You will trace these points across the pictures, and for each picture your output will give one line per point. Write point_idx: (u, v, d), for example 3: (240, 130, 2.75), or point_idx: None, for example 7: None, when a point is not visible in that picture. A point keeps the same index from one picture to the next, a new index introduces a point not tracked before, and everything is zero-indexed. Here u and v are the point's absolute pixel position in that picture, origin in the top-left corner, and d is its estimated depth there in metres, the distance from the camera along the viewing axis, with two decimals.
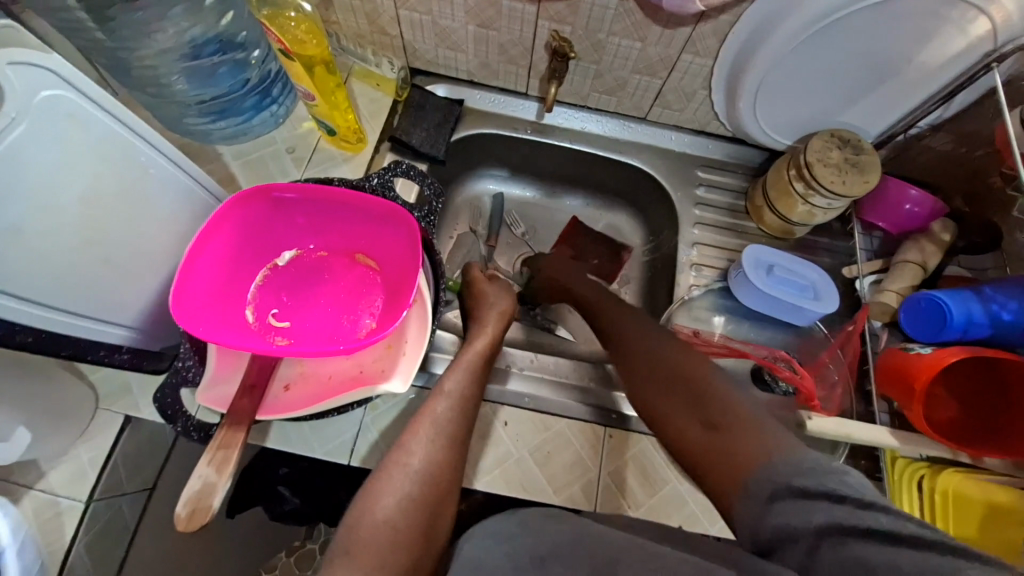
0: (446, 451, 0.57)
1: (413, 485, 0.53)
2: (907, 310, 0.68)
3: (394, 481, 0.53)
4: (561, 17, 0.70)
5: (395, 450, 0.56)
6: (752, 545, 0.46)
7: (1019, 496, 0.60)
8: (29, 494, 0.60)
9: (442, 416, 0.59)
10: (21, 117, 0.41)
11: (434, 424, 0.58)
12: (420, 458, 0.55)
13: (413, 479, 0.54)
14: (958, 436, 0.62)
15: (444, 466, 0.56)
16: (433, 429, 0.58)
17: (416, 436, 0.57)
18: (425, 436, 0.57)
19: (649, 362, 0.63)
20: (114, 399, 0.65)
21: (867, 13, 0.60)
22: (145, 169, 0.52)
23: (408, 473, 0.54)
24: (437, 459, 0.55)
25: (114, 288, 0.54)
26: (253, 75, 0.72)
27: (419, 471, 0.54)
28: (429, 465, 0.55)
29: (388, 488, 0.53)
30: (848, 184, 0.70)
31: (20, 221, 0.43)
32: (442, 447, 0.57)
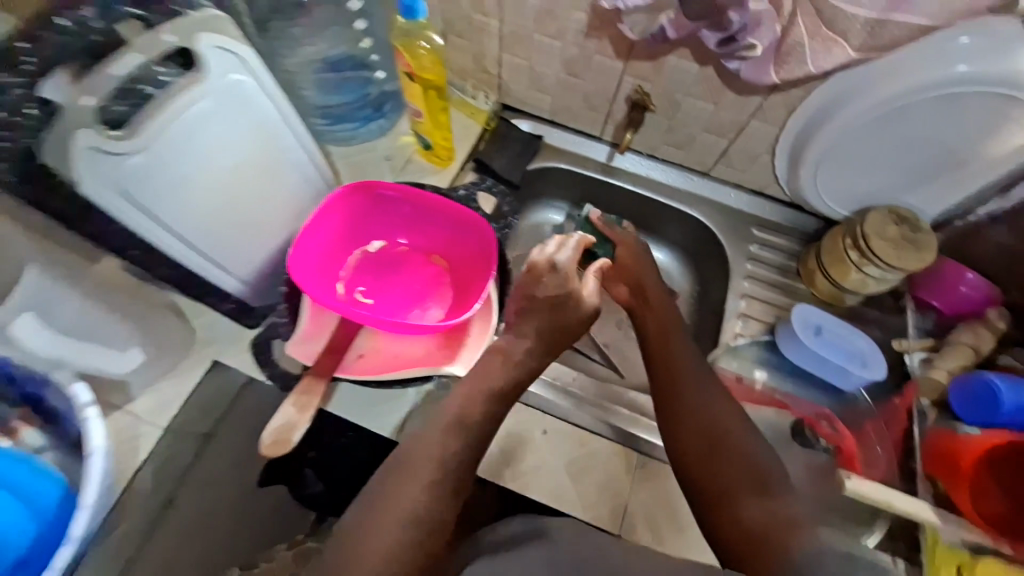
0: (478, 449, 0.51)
1: (436, 477, 0.48)
2: (958, 390, 0.67)
3: (419, 470, 0.49)
4: (645, 75, 0.78)
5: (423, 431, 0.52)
6: None
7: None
8: (114, 414, 0.69)
9: (477, 404, 0.52)
10: (209, 93, 0.51)
11: (468, 413, 0.51)
12: (438, 444, 0.50)
13: (437, 469, 0.49)
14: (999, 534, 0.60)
15: (468, 461, 0.50)
16: (463, 420, 0.51)
17: (444, 423, 0.51)
18: (450, 418, 0.51)
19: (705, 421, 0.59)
20: (203, 346, 0.72)
21: (931, 104, 0.65)
22: (284, 150, 0.62)
23: (430, 461, 0.49)
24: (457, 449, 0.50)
25: (237, 246, 0.63)
26: (373, 91, 0.84)
27: (440, 462, 0.49)
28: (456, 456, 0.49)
29: (411, 477, 0.48)
30: (904, 259, 0.73)
31: (188, 173, 0.53)
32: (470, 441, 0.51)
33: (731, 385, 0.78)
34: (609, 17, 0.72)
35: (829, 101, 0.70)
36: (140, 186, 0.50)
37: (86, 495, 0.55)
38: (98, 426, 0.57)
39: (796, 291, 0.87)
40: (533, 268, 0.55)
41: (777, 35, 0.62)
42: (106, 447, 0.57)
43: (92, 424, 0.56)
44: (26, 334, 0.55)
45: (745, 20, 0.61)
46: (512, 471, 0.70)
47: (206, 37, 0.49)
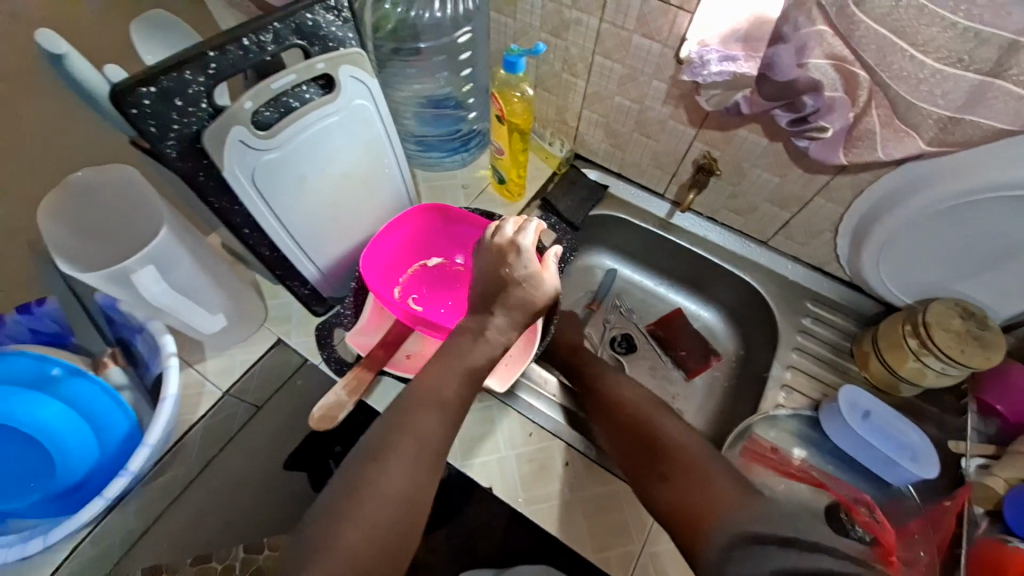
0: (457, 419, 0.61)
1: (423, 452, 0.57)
2: (1015, 502, 0.65)
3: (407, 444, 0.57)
4: (714, 143, 0.84)
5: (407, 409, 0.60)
6: None
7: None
8: (188, 368, 0.78)
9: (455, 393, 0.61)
10: (339, 112, 0.61)
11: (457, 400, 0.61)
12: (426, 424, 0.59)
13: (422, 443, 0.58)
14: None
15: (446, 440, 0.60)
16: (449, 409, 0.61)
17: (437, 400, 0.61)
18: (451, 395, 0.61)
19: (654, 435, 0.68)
20: (276, 323, 0.83)
21: (1007, 204, 0.66)
22: (384, 167, 0.72)
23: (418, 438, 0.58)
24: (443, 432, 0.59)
25: (327, 241, 0.71)
26: (464, 127, 0.93)
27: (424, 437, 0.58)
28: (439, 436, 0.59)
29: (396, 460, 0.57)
30: (968, 354, 0.71)
31: (307, 174, 0.63)
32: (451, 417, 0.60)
33: (764, 453, 0.77)
34: (688, 88, 0.78)
35: (896, 188, 0.72)
36: (266, 178, 0.59)
37: (150, 434, 0.61)
38: (174, 376, 0.64)
39: (846, 371, 0.85)
40: (501, 247, 0.66)
41: (849, 121, 0.65)
42: (177, 395, 0.65)
43: (170, 372, 0.64)
44: (144, 284, 0.61)
45: (819, 104, 0.65)
46: (533, 495, 0.71)
47: (346, 67, 0.59)
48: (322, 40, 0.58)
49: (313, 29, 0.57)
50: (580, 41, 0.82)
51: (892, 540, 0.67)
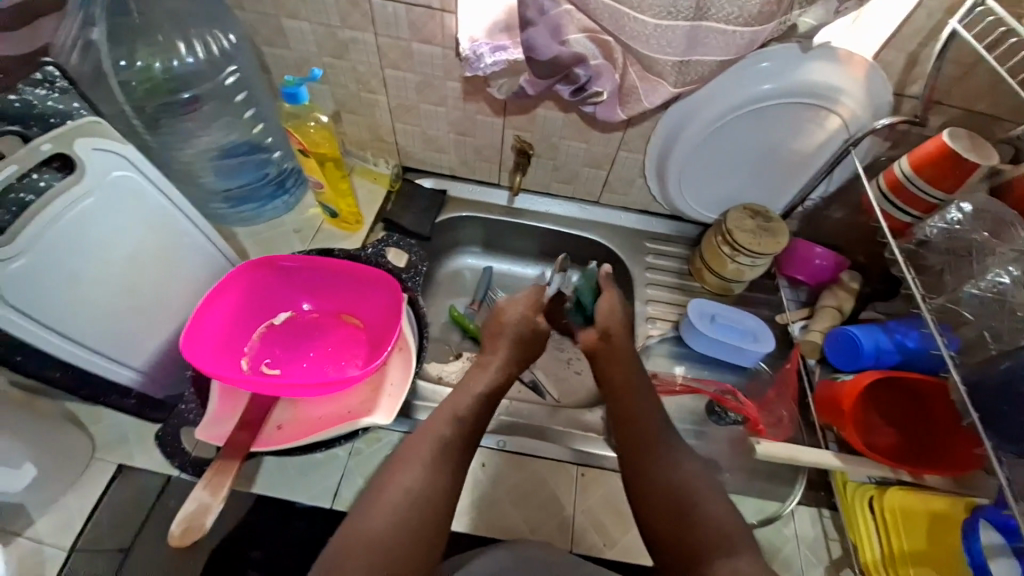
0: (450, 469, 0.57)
1: (407, 507, 0.53)
2: (831, 344, 0.80)
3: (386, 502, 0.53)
4: (523, 127, 0.89)
5: (389, 470, 0.56)
6: None
7: (950, 500, 0.67)
8: (16, 541, 0.63)
9: (448, 440, 0.59)
10: (93, 191, 0.54)
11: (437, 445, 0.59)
12: (417, 481, 0.55)
13: (409, 503, 0.53)
14: (899, 462, 0.68)
15: (439, 491, 0.55)
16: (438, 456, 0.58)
17: (411, 454, 0.58)
18: (431, 443, 0.59)
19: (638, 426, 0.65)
20: (110, 450, 0.70)
21: (746, 119, 0.80)
22: (183, 237, 0.65)
23: (402, 491, 0.54)
24: (436, 486, 0.55)
25: (136, 334, 0.63)
26: (273, 170, 0.87)
27: (413, 493, 0.54)
28: (423, 488, 0.54)
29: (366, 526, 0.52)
30: (763, 244, 0.85)
31: (77, 271, 0.54)
32: (433, 469, 0.56)
33: None
34: (479, 83, 0.83)
35: (672, 129, 0.83)
36: (16, 290, 0.50)
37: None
38: None
39: (691, 289, 0.97)
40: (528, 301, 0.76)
41: (617, 82, 0.75)
42: (8, 572, 0.51)
43: None
44: None
45: (589, 72, 0.73)
46: (460, 510, 0.70)
47: (83, 141, 0.52)
48: (41, 119, 0.53)
49: (24, 109, 0.52)
50: (365, 58, 0.81)
51: (757, 413, 0.81)
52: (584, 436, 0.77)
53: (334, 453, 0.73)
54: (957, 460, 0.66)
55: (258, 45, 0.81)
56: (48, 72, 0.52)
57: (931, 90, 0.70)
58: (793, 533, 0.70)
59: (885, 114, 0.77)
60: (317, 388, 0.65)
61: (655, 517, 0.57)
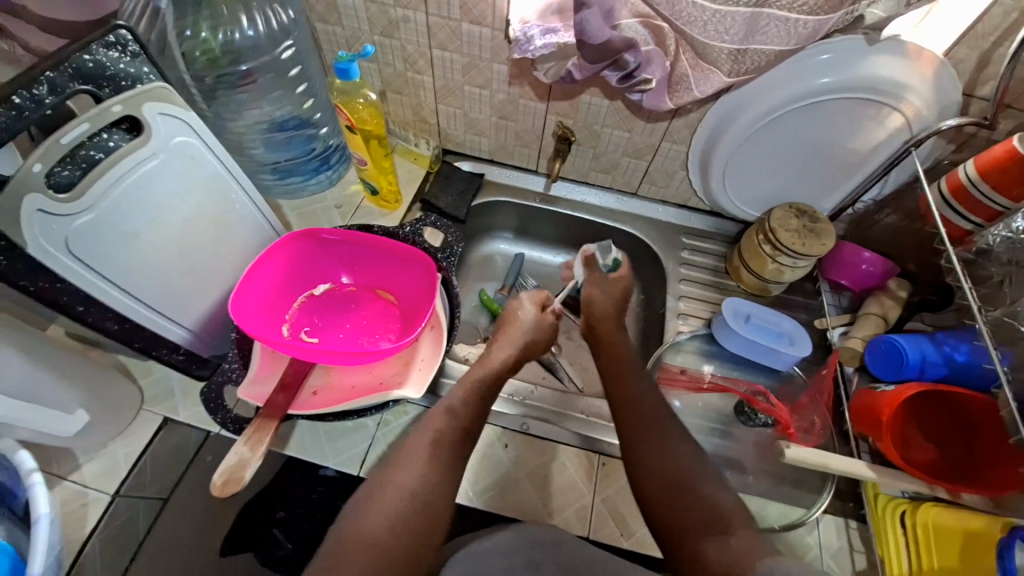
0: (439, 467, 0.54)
1: (407, 506, 0.50)
2: (872, 352, 0.77)
3: (385, 502, 0.50)
4: (565, 113, 0.89)
5: (385, 470, 0.53)
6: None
7: (988, 519, 0.64)
8: (61, 484, 0.68)
9: (445, 437, 0.56)
10: (158, 154, 0.57)
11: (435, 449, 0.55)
12: (416, 481, 0.52)
13: (407, 504, 0.50)
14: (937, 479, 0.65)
15: (439, 493, 0.52)
16: (434, 453, 0.54)
17: (410, 456, 0.54)
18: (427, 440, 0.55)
19: (635, 407, 0.63)
20: (157, 402, 0.75)
21: (798, 114, 0.78)
22: (234, 204, 0.68)
23: (401, 492, 0.51)
24: (434, 486, 0.52)
25: (186, 293, 0.66)
26: (318, 146, 0.89)
27: (412, 492, 0.51)
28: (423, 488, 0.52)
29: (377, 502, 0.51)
30: (808, 245, 0.82)
31: (139, 229, 0.58)
32: (430, 468, 0.53)
33: (675, 376, 0.84)
34: (525, 66, 0.82)
35: (718, 121, 0.81)
36: (87, 244, 0.53)
37: (32, 566, 0.51)
38: (41, 493, 0.54)
39: (726, 287, 0.95)
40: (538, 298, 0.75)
41: (668, 69, 0.74)
42: (52, 513, 0.54)
43: (37, 489, 0.54)
44: None
45: (639, 59, 0.72)
46: (481, 486, 0.72)
47: (150, 105, 0.55)
48: (112, 81, 0.53)
49: (97, 70, 0.51)
50: (414, 38, 0.82)
51: (789, 417, 0.79)
52: (605, 425, 0.78)
53: (363, 422, 0.76)
54: (1002, 482, 0.62)
55: (313, 22, 0.83)
56: (119, 34, 0.52)
57: (1004, 91, 0.65)
58: (816, 541, 0.69)
59: (952, 115, 0.73)
60: (352, 357, 0.67)
61: (664, 510, 0.54)
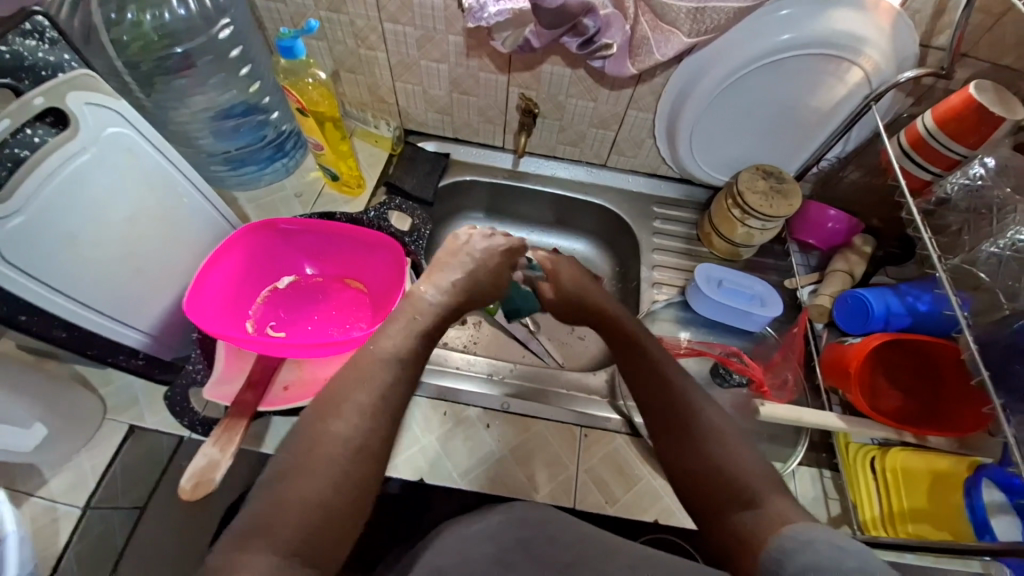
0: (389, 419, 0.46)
1: (348, 461, 0.43)
2: (840, 308, 0.78)
3: (322, 458, 0.42)
4: (528, 84, 0.86)
5: (315, 419, 0.44)
6: (711, 539, 0.46)
7: (955, 461, 0.67)
8: (29, 501, 0.64)
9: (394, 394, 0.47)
10: (89, 148, 0.53)
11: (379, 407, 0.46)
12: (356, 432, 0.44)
13: (348, 462, 0.43)
14: (906, 424, 0.67)
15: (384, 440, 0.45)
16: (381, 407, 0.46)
17: (348, 404, 0.45)
18: (374, 393, 0.46)
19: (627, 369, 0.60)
20: (121, 410, 0.72)
21: (761, 73, 0.77)
22: (181, 198, 0.65)
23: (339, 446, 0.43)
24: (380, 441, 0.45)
25: (137, 294, 0.63)
26: (270, 132, 0.85)
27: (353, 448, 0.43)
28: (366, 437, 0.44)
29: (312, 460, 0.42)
30: (776, 206, 0.82)
31: (77, 230, 0.54)
32: (373, 419, 0.45)
33: None
34: (482, 35, 0.79)
35: (683, 84, 0.80)
36: (22, 251, 0.49)
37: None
38: (8, 510, 0.50)
39: (698, 254, 0.96)
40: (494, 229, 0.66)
41: (627, 33, 0.71)
42: (21, 531, 0.51)
43: (0, 507, 0.50)
44: None
45: (598, 24, 0.69)
46: (465, 468, 0.71)
47: (75, 95, 0.50)
48: (32, 71, 0.49)
49: (15, 62, 0.48)
50: (363, 12, 0.78)
51: (762, 374, 0.81)
52: (587, 398, 0.79)
53: None
54: (967, 421, 0.65)
55: None
56: (35, 20, 0.49)
57: (960, 40, 0.65)
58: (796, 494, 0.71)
59: (910, 67, 0.73)
60: (319, 350, 0.65)
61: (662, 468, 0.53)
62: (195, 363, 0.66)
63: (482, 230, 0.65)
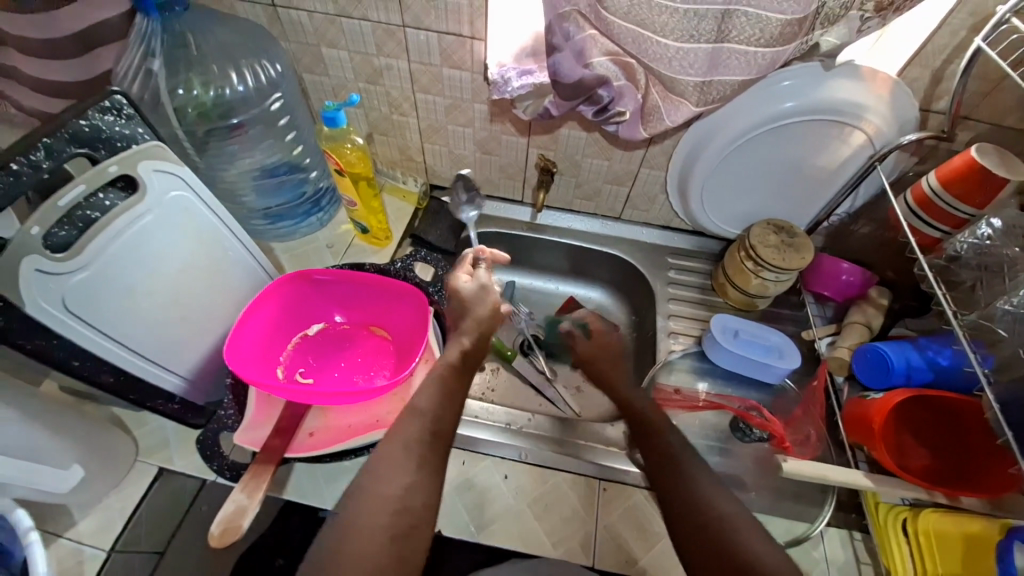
0: (423, 476, 0.50)
1: (394, 521, 0.47)
2: (859, 361, 0.78)
3: (373, 512, 0.47)
4: (546, 145, 0.92)
5: (364, 479, 0.49)
6: None
7: (985, 521, 0.62)
8: (58, 541, 0.66)
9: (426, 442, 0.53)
10: (152, 209, 0.59)
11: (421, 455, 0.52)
12: (401, 487, 0.49)
13: (394, 514, 0.47)
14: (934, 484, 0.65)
15: (426, 500, 0.49)
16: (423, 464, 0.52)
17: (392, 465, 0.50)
18: (411, 453, 0.51)
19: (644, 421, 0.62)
20: (151, 453, 0.74)
21: (766, 136, 0.82)
22: (226, 253, 0.70)
23: (386, 504, 0.47)
24: (419, 492, 0.49)
25: (180, 341, 0.67)
26: (309, 190, 0.92)
27: (397, 502, 0.48)
28: (409, 494, 0.49)
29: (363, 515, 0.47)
30: (788, 259, 0.84)
31: (134, 282, 0.59)
32: (415, 473, 0.50)
33: (670, 397, 0.85)
34: (505, 104, 0.86)
35: (692, 146, 0.85)
36: (84, 302, 0.54)
37: None
38: (40, 553, 0.52)
39: (713, 304, 0.98)
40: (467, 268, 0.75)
41: (639, 102, 0.76)
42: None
43: (35, 548, 0.52)
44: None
45: (611, 94, 0.75)
46: (482, 521, 0.71)
47: (145, 163, 0.57)
48: (108, 142, 0.54)
49: (93, 134, 0.53)
50: (397, 83, 0.86)
51: (782, 430, 0.80)
52: (605, 449, 0.78)
53: (361, 462, 0.76)
54: (998, 483, 0.63)
55: (299, 72, 0.87)
56: (114, 99, 0.54)
57: (957, 106, 0.69)
58: (823, 556, 0.69)
59: (911, 129, 0.77)
60: (345, 398, 0.67)
61: None
62: (227, 409, 0.69)
63: (457, 267, 0.74)
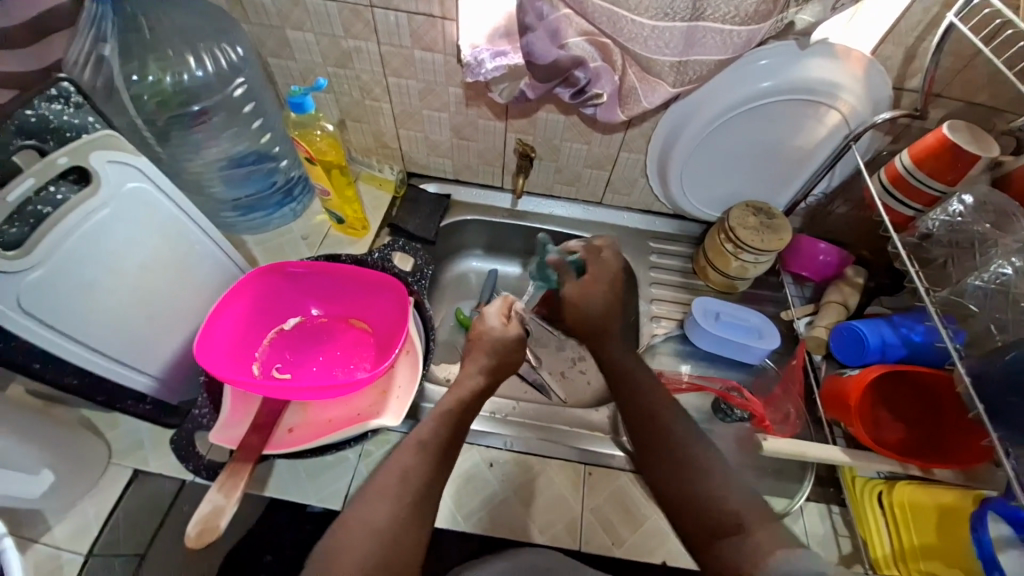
0: (410, 505, 0.52)
1: (375, 548, 0.49)
2: (836, 339, 0.79)
3: (353, 542, 0.49)
4: (524, 130, 0.90)
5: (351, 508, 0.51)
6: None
7: (960, 493, 0.66)
8: (33, 547, 0.65)
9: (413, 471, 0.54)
10: (110, 202, 0.56)
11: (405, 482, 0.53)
12: (386, 515, 0.51)
13: (374, 539, 0.49)
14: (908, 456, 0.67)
15: (409, 527, 0.51)
16: (404, 486, 0.53)
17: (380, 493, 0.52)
18: (395, 473, 0.53)
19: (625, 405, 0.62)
20: (126, 454, 0.72)
21: (744, 117, 0.81)
22: (193, 246, 0.68)
23: (369, 530, 0.50)
24: (403, 519, 0.51)
25: (148, 340, 0.65)
26: (280, 180, 0.89)
27: (379, 531, 0.50)
28: (390, 524, 0.50)
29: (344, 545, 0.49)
30: (766, 241, 0.85)
31: (95, 279, 0.56)
32: (395, 502, 0.52)
33: None
34: (480, 87, 0.84)
35: (672, 128, 0.84)
36: (40, 302, 0.52)
37: None
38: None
39: (694, 287, 0.98)
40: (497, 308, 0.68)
41: (616, 83, 0.75)
42: None
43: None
44: None
45: (588, 75, 0.74)
46: (469, 509, 0.71)
47: (98, 154, 0.54)
48: (57, 132, 0.52)
49: (40, 125, 0.51)
50: (368, 67, 0.83)
51: (763, 409, 0.81)
52: (590, 434, 0.78)
53: (345, 455, 0.75)
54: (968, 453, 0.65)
55: (264, 56, 0.83)
56: (62, 87, 0.51)
57: (931, 83, 0.69)
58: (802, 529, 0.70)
59: (887, 108, 0.77)
60: (323, 392, 0.66)
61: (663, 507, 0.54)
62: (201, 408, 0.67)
63: (491, 310, 0.68)
